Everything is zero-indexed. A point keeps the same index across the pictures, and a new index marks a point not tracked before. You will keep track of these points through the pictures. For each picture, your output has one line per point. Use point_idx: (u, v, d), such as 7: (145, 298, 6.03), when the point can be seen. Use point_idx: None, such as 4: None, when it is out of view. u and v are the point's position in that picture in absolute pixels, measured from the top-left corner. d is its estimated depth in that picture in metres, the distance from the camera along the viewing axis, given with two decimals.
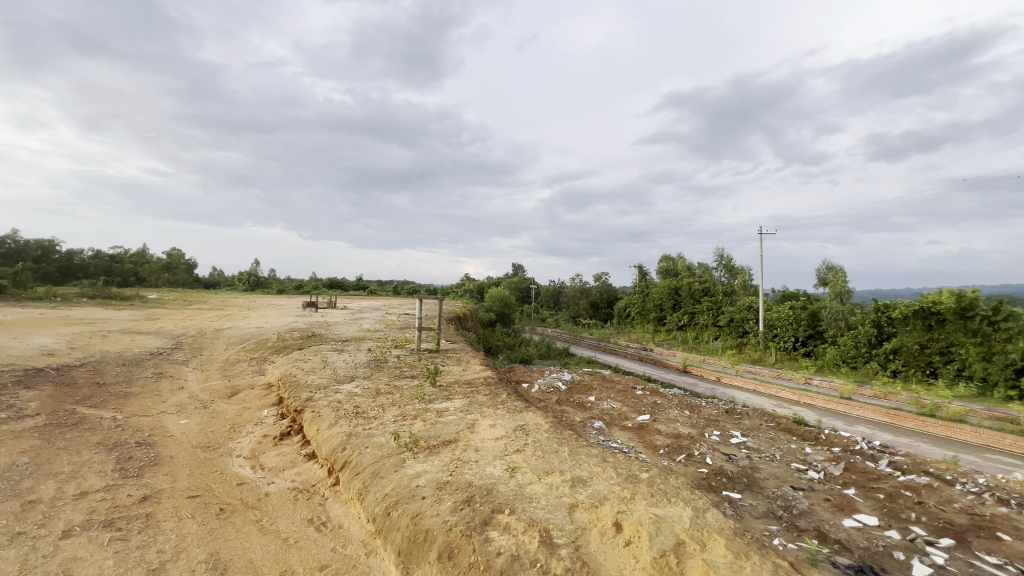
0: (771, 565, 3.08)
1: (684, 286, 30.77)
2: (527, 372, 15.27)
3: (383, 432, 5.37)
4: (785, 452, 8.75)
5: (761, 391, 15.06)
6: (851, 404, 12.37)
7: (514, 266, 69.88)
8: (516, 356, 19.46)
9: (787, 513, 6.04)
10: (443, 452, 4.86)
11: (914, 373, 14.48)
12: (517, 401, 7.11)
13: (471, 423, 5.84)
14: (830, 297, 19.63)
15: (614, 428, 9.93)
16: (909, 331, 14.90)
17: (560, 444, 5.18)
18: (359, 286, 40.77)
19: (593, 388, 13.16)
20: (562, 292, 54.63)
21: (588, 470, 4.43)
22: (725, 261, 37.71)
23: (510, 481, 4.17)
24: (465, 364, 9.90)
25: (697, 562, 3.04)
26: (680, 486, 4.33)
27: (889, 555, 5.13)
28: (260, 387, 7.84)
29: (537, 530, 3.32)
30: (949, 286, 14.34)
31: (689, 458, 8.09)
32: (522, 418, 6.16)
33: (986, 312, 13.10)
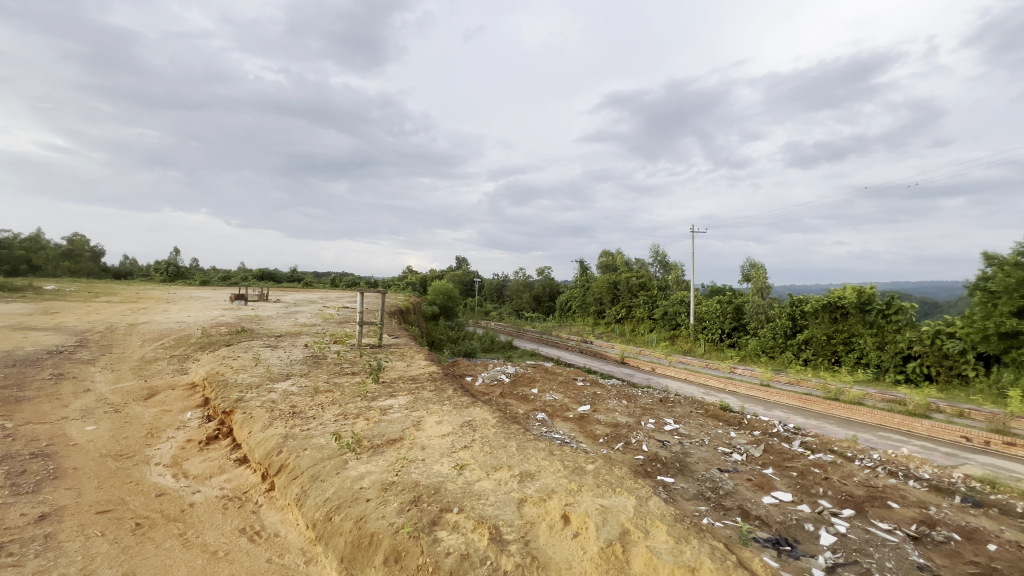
0: (707, 548, 3.27)
1: (622, 281, 32.03)
2: (471, 366, 15.24)
3: (323, 432, 5.13)
4: (713, 437, 9.36)
5: (692, 379, 16.02)
6: (770, 390, 13.49)
7: (458, 260, 69.43)
8: (460, 349, 19.38)
9: (715, 494, 6.47)
10: (388, 451, 4.72)
11: (822, 361, 16.00)
12: (463, 396, 7.04)
13: (416, 421, 5.71)
14: (753, 292, 21.19)
15: (557, 419, 10.17)
16: (818, 323, 16.41)
17: (507, 439, 5.20)
18: (294, 278, 38.74)
19: (535, 380, 13.37)
20: (506, 286, 54.87)
21: (536, 464, 4.48)
22: (660, 257, 39.66)
23: (458, 478, 4.13)
24: (409, 359, 9.68)
25: (641, 549, 3.16)
26: (623, 476, 4.49)
27: (801, 527, 5.63)
28: (182, 387, 7.21)
29: (486, 527, 3.30)
30: (851, 283, 15.97)
31: (627, 445, 8.44)
32: (469, 414, 6.11)
33: (881, 306, 14.75)
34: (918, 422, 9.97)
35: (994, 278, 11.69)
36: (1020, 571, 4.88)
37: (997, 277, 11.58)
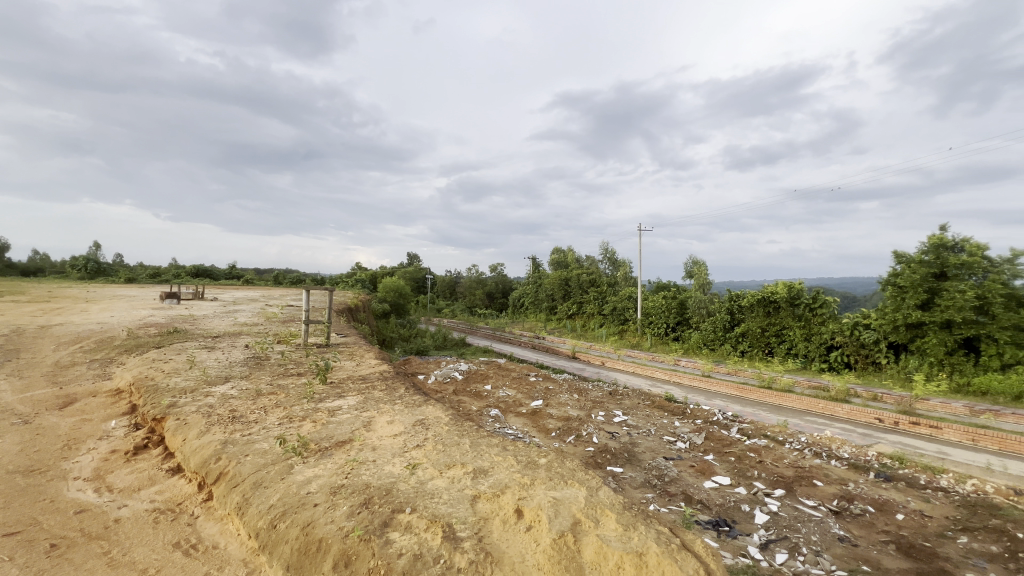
0: (654, 533, 3.42)
1: (574, 278, 32.68)
2: (424, 364, 15.04)
3: (266, 437, 4.89)
4: (659, 426, 9.78)
5: (639, 372, 16.64)
6: (710, 380, 14.27)
7: (409, 256, 68.21)
8: (411, 348, 19.07)
9: (660, 481, 6.77)
10: (337, 453, 4.58)
11: (756, 352, 17.11)
12: (415, 395, 6.94)
13: (366, 421, 5.57)
14: (695, 288, 22.30)
15: (509, 414, 10.26)
16: (753, 316, 17.49)
17: (461, 436, 5.19)
18: (233, 275, 36.55)
19: (488, 377, 13.40)
20: (458, 283, 54.50)
21: (489, 460, 4.50)
22: (609, 254, 40.79)
23: (410, 478, 4.07)
24: (359, 358, 9.42)
25: (592, 538, 3.26)
26: (575, 468, 4.60)
27: (738, 508, 6.02)
28: (105, 394, 6.63)
29: (440, 526, 3.28)
30: (782, 279, 17.13)
31: (578, 438, 8.65)
32: (421, 412, 6.04)
33: (808, 301, 15.92)
34: (838, 406, 10.90)
35: (903, 274, 12.97)
36: (922, 536, 5.47)
37: (905, 273, 12.83)
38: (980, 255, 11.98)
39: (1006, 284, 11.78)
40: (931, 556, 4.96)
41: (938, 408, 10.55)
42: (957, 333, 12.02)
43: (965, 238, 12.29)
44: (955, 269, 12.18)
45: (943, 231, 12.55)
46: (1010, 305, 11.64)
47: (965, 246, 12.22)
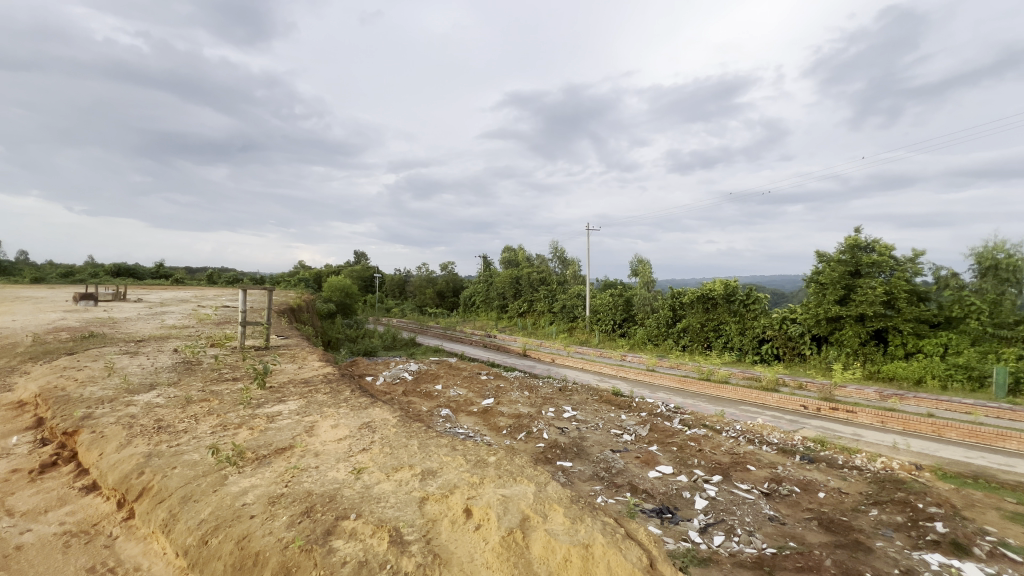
0: (600, 524, 3.51)
1: (524, 276, 32.95)
2: (371, 365, 14.62)
3: (197, 447, 4.57)
4: (607, 420, 10.07)
5: (588, 367, 17.05)
6: (654, 374, 14.88)
7: (356, 254, 66.07)
8: (359, 349, 18.48)
9: (608, 473, 6.98)
10: (276, 461, 4.35)
11: (696, 346, 18.01)
12: (361, 397, 6.74)
13: (308, 426, 5.34)
14: (640, 286, 23.15)
15: (460, 414, 10.20)
16: (693, 312, 18.40)
17: (409, 437, 5.09)
18: (160, 275, 33.82)
19: (439, 376, 13.24)
20: (408, 281, 53.41)
21: (438, 461, 4.44)
22: (559, 253, 41.48)
23: (355, 483, 3.95)
24: (301, 361, 9.00)
25: (540, 533, 3.30)
26: (524, 464, 4.63)
27: (679, 495, 6.31)
28: (5, 408, 5.92)
29: (386, 530, 3.20)
30: (719, 277, 18.14)
31: (528, 435, 8.73)
32: (368, 415, 5.87)
33: (742, 297, 16.97)
34: (769, 395, 11.71)
35: (824, 271, 14.12)
36: (840, 511, 5.98)
37: (826, 271, 14.00)
38: (888, 254, 13.30)
39: (909, 281, 13.12)
40: (848, 529, 5.43)
41: (853, 394, 11.57)
42: (869, 325, 13.23)
43: (875, 239, 13.58)
44: (867, 267, 13.43)
45: (858, 233, 13.79)
46: (912, 300, 12.96)
47: (876, 246, 13.51)
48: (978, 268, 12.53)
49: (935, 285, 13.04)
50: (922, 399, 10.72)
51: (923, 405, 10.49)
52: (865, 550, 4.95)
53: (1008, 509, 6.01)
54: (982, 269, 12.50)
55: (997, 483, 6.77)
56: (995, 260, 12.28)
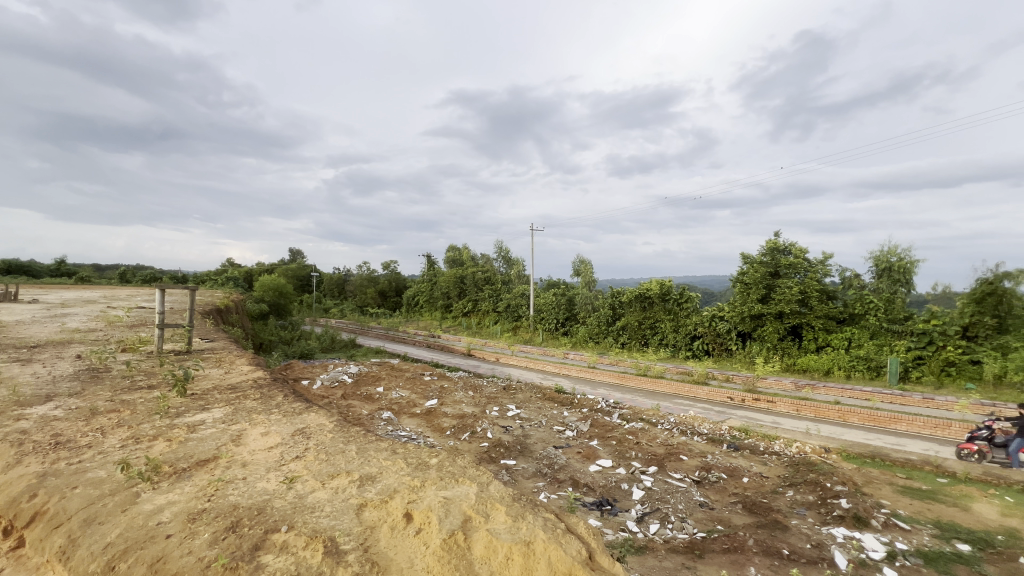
0: (541, 521, 3.55)
1: (469, 276, 32.82)
2: (308, 368, 13.93)
3: (103, 463, 4.12)
4: (550, 417, 10.25)
5: (532, 366, 17.25)
6: (595, 371, 15.33)
7: (291, 252, 62.83)
8: (294, 351, 17.54)
9: (551, 469, 7.10)
10: (197, 474, 4.03)
11: (634, 343, 18.79)
12: (295, 402, 6.39)
13: (235, 435, 4.99)
14: (582, 286, 23.81)
15: (403, 416, 9.97)
16: (631, 311, 19.17)
17: (347, 443, 4.89)
18: (60, 273, 30.19)
19: (380, 378, 12.88)
20: (348, 281, 51.42)
21: (377, 466, 4.30)
22: (503, 253, 41.69)
23: (287, 493, 3.74)
24: (228, 365, 8.38)
25: (481, 534, 3.28)
26: (466, 465, 4.60)
27: (618, 487, 6.55)
28: None
29: (320, 541, 3.05)
30: (655, 277, 19.00)
31: (472, 435, 8.69)
32: (302, 421, 5.59)
33: (676, 297, 17.91)
34: (700, 388, 12.44)
35: (749, 272, 15.22)
36: (761, 494, 6.46)
37: (750, 272, 15.10)
38: (802, 257, 14.60)
39: (820, 281, 14.45)
40: (768, 510, 5.88)
41: (773, 385, 12.56)
42: (787, 321, 14.42)
43: (791, 243, 14.82)
44: (785, 268, 14.65)
45: (777, 237, 14.97)
46: (823, 298, 14.27)
47: (792, 250, 14.76)
48: (876, 270, 14.01)
49: (841, 285, 14.44)
50: (830, 388, 11.84)
51: (831, 393, 11.59)
52: (782, 529, 5.38)
53: (899, 484, 6.78)
54: (879, 270, 13.98)
55: (890, 461, 7.62)
56: (889, 263, 13.79)
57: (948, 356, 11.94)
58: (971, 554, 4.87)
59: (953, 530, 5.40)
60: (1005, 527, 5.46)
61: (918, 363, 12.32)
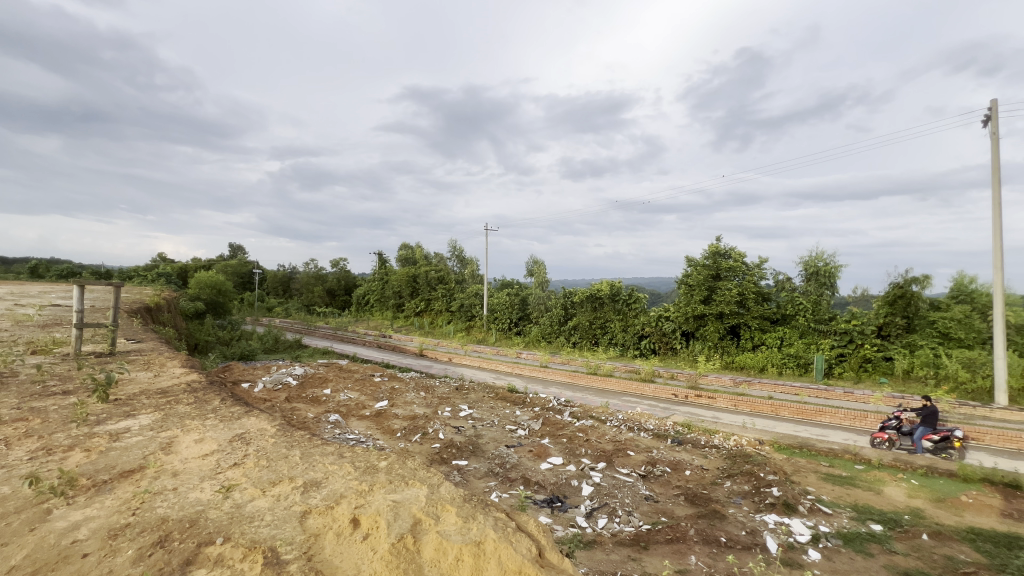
0: (492, 520, 3.55)
1: (422, 275, 32.33)
2: (248, 370, 13.21)
3: (7, 479, 3.71)
4: (502, 417, 10.29)
5: (485, 366, 17.22)
6: (547, 370, 15.55)
7: (231, 248, 59.30)
8: (232, 352, 16.53)
9: (503, 469, 7.13)
10: (121, 486, 3.72)
11: (586, 342, 19.24)
12: (234, 407, 6.04)
13: (165, 443, 4.65)
14: (536, 286, 24.09)
15: (351, 418, 9.67)
16: (583, 311, 19.60)
17: (290, 448, 4.69)
18: None
19: (327, 380, 12.41)
20: (293, 279, 49.17)
21: (323, 471, 4.15)
22: (457, 253, 41.42)
23: (223, 503, 3.53)
24: (157, 368, 7.77)
25: (431, 536, 3.24)
26: (416, 467, 4.52)
27: (569, 484, 6.67)
28: None
29: (260, 552, 2.90)
30: (605, 278, 19.51)
31: (424, 436, 8.55)
32: (242, 426, 5.29)
33: (625, 297, 18.51)
34: (646, 386, 12.92)
35: (693, 275, 15.99)
36: (702, 486, 6.80)
37: (694, 274, 15.87)
38: (741, 261, 15.51)
39: (756, 283, 15.37)
40: (708, 501, 6.19)
41: (714, 381, 13.26)
42: (726, 321, 15.27)
43: (731, 248, 15.69)
44: (725, 271, 15.52)
45: (718, 242, 15.81)
46: (758, 300, 15.19)
47: (732, 253, 15.62)
48: (805, 274, 15.06)
49: (775, 287, 15.40)
50: (764, 384, 12.65)
51: (765, 389, 12.39)
52: (720, 518, 5.68)
53: (823, 471, 7.35)
54: (808, 274, 15.04)
55: (815, 450, 8.25)
56: (817, 268, 14.88)
57: (865, 353, 13.13)
58: (883, 533, 5.36)
59: (869, 512, 5.92)
60: (911, 507, 6.06)
61: (841, 359, 13.51)
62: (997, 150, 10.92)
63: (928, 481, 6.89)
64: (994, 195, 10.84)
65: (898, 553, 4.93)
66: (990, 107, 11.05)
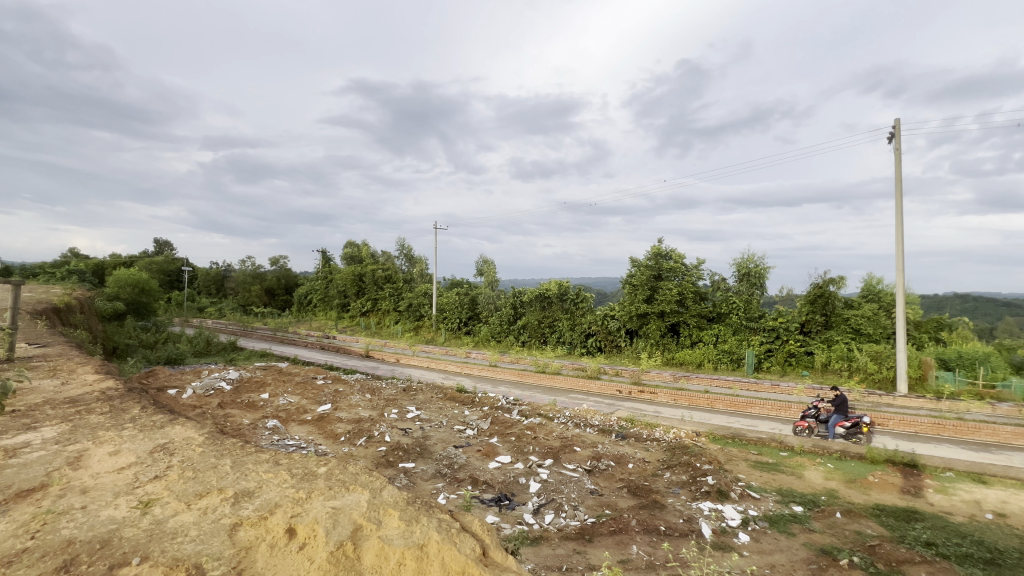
0: (436, 522, 3.51)
1: (368, 273, 31.40)
2: (175, 375, 12.23)
3: None
4: (450, 417, 10.20)
5: (433, 366, 16.98)
6: (496, 369, 15.59)
7: (155, 243, 54.79)
8: (157, 356, 15.25)
9: (450, 469, 7.06)
10: (18, 508, 3.34)
11: (534, 341, 19.46)
12: (156, 415, 5.58)
13: (73, 457, 4.21)
14: (486, 285, 24.09)
15: (291, 424, 9.22)
16: (532, 310, 19.83)
17: (220, 457, 4.40)
18: None
19: (266, 384, 11.75)
20: (227, 277, 46.13)
21: (256, 480, 3.93)
22: (406, 251, 40.59)
23: (141, 520, 3.25)
24: (65, 375, 7.02)
25: (372, 542, 3.14)
26: (358, 471, 4.38)
27: (516, 481, 6.73)
28: None
29: (182, 570, 2.70)
30: (553, 278, 19.86)
31: (369, 439, 8.31)
32: (165, 436, 4.89)
33: (572, 297, 18.96)
34: (592, 383, 13.27)
35: (637, 275, 16.63)
36: (643, 477, 7.08)
37: (638, 275, 16.51)
38: (680, 262, 16.29)
39: (694, 283, 16.20)
40: (648, 492, 6.46)
41: (655, 377, 13.84)
42: (667, 320, 15.98)
43: (672, 249, 16.45)
44: (666, 272, 16.27)
45: (660, 243, 16.53)
46: (696, 299, 16.03)
47: (672, 254, 16.40)
48: (737, 274, 16.03)
49: (711, 287, 16.28)
50: (701, 378, 13.35)
51: (702, 383, 13.07)
52: (660, 507, 5.94)
53: (752, 459, 7.87)
54: (741, 275, 16.01)
55: (746, 440, 8.81)
56: (748, 269, 15.87)
57: (790, 348, 14.18)
58: (803, 514, 5.83)
59: (791, 495, 6.41)
60: (827, 489, 6.63)
61: (769, 354, 14.52)
62: (900, 165, 12.15)
63: (841, 464, 7.56)
64: (897, 205, 12.05)
65: (816, 531, 5.37)
66: (894, 126, 12.27)
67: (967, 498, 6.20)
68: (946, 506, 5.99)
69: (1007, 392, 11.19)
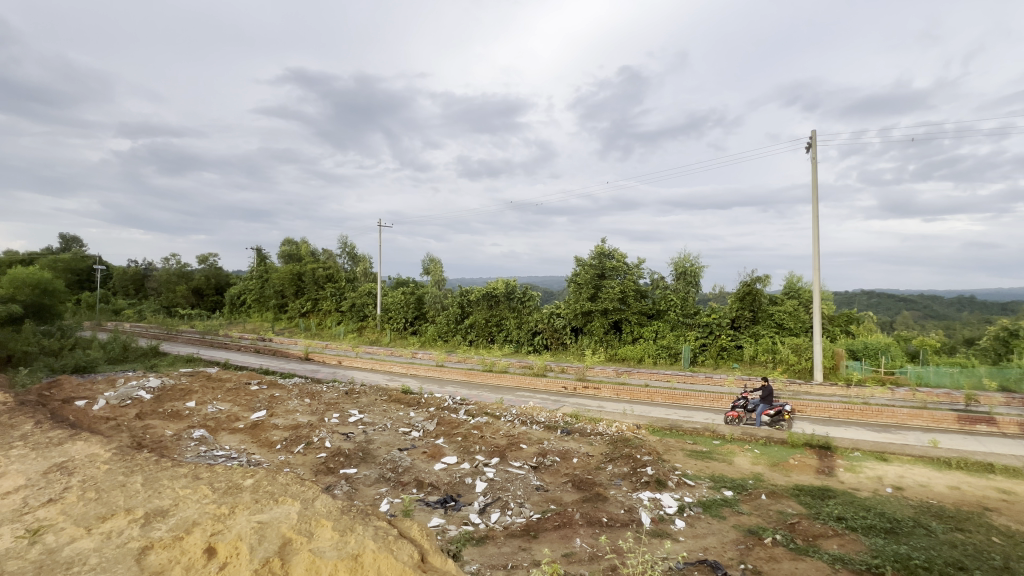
0: (372, 530, 3.35)
1: (308, 271, 29.94)
2: (83, 385, 11.01)
3: None
4: (395, 419, 9.90)
5: (378, 368, 16.45)
6: (443, 369, 15.39)
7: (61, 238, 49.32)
8: (63, 365, 13.73)
9: (394, 473, 6.84)
10: None
11: (481, 340, 19.41)
12: (54, 430, 4.99)
13: None
14: (432, 285, 23.69)
15: (220, 433, 8.60)
16: (479, 309, 19.74)
17: (131, 473, 4.00)
18: None
19: (192, 391, 10.88)
20: (147, 275, 42.34)
21: (171, 497, 3.60)
22: (349, 249, 39.11)
23: (29, 550, 2.91)
24: None
25: (302, 556, 2.96)
26: (289, 481, 4.12)
27: (462, 482, 6.65)
28: None
29: None
30: (501, 278, 19.92)
31: (307, 446, 7.91)
32: (64, 453, 4.38)
33: (519, 296, 19.12)
34: (538, 381, 13.41)
35: (582, 274, 17.02)
36: (587, 471, 7.22)
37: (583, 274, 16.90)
38: (622, 261, 16.84)
39: (636, 282, 16.80)
40: (592, 485, 6.58)
41: (599, 373, 14.22)
42: (610, 317, 16.47)
43: (615, 249, 16.98)
44: (610, 270, 16.77)
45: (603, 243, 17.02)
46: (637, 297, 16.64)
47: (615, 254, 16.92)
48: (675, 273, 16.79)
49: (651, 285, 16.95)
50: (642, 373, 13.91)
51: (642, 378, 13.62)
52: (602, 500, 6.08)
53: (688, 449, 8.28)
54: (678, 274, 16.79)
55: (682, 431, 9.24)
56: (684, 268, 16.66)
57: (722, 343, 15.07)
58: (733, 497, 6.20)
59: (723, 480, 6.80)
60: (754, 473, 7.09)
61: (703, 348, 15.36)
62: (817, 172, 13.21)
63: (767, 449, 8.11)
64: (814, 209, 13.11)
65: (744, 513, 5.72)
66: (811, 137, 13.33)
67: (871, 474, 6.86)
68: (854, 483, 6.59)
69: (904, 377, 12.51)
